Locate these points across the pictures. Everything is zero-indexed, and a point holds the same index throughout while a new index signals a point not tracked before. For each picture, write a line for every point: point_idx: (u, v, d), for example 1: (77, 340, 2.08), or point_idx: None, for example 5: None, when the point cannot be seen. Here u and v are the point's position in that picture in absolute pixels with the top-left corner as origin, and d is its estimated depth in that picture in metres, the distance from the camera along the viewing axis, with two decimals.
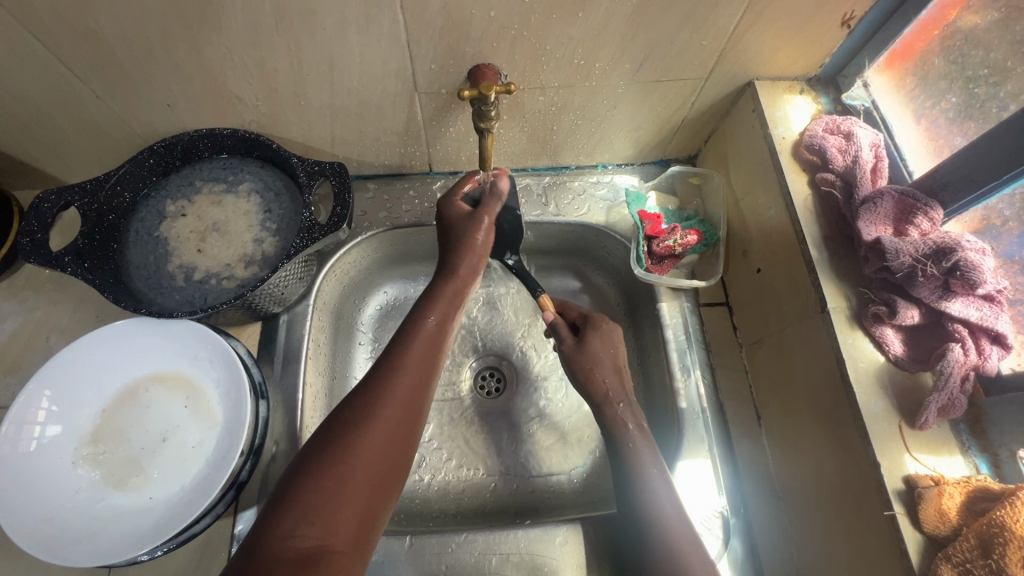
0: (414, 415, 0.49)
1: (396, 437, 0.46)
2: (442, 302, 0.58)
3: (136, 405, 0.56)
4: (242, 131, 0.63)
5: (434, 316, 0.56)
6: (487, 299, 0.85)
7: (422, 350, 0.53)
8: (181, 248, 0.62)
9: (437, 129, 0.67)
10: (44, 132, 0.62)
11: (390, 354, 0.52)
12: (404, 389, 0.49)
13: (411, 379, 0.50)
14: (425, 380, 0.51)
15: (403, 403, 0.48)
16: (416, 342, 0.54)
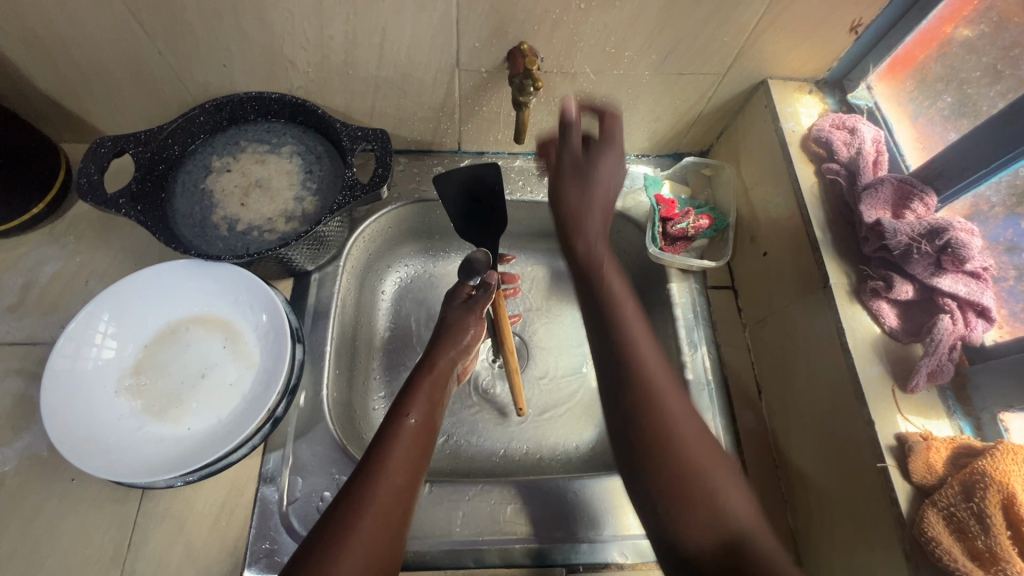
0: (395, 519, 0.49)
1: (374, 555, 0.46)
2: (421, 402, 0.59)
3: (177, 342, 0.59)
4: (290, 96, 0.67)
5: (415, 413, 0.57)
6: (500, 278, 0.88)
7: (402, 449, 0.54)
8: (225, 200, 0.65)
9: (472, 107, 0.72)
10: (102, 85, 0.65)
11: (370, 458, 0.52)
12: (385, 494, 0.50)
13: (390, 482, 0.51)
14: (405, 478, 0.52)
15: (382, 513, 0.49)
16: (398, 443, 0.54)
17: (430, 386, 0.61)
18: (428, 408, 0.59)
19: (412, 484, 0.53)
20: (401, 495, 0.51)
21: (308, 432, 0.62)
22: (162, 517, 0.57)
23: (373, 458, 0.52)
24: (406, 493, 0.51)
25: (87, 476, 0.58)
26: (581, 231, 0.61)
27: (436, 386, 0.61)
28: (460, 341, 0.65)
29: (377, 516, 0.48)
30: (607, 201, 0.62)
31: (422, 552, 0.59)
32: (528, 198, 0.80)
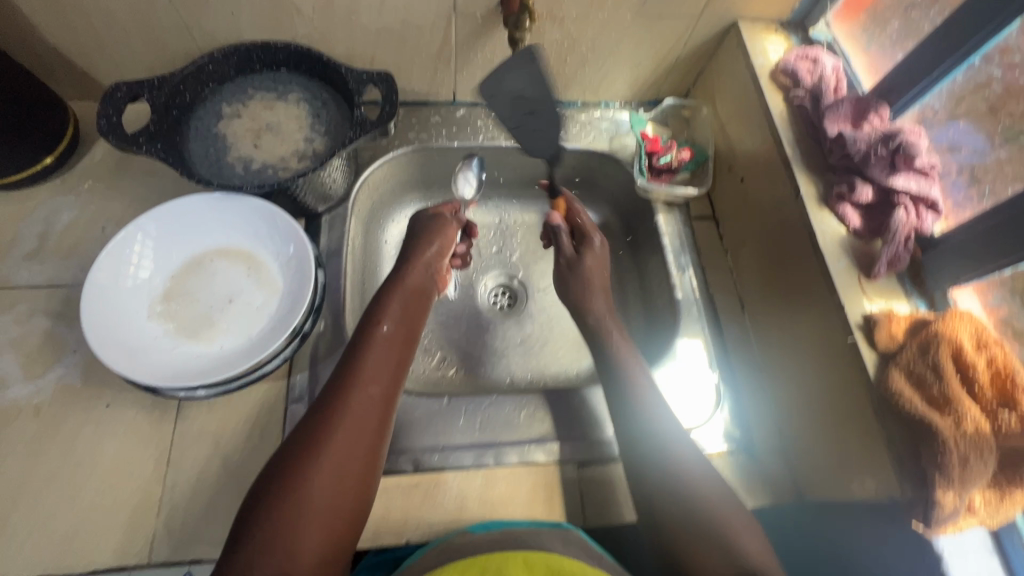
0: (375, 419, 0.54)
1: (356, 452, 0.51)
2: (394, 312, 0.63)
3: (202, 273, 0.62)
4: (295, 44, 0.70)
5: (387, 323, 0.62)
6: (497, 225, 0.94)
7: (379, 353, 0.59)
8: (238, 143, 0.68)
9: (467, 54, 0.76)
10: (109, 35, 0.68)
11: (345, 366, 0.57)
12: (363, 396, 0.54)
13: (366, 385, 0.55)
14: (382, 379, 0.57)
15: (360, 414, 0.53)
16: (372, 350, 0.59)
17: (405, 300, 0.66)
18: (403, 318, 0.64)
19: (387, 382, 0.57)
20: (379, 396, 0.55)
21: (329, 356, 0.65)
22: (198, 435, 0.60)
23: (347, 365, 0.57)
24: (386, 394, 0.56)
25: (123, 403, 0.61)
26: (588, 307, 0.72)
27: (412, 300, 0.66)
28: (428, 252, 0.70)
29: (357, 415, 0.53)
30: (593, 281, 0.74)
31: (448, 456, 0.63)
32: (521, 143, 0.85)
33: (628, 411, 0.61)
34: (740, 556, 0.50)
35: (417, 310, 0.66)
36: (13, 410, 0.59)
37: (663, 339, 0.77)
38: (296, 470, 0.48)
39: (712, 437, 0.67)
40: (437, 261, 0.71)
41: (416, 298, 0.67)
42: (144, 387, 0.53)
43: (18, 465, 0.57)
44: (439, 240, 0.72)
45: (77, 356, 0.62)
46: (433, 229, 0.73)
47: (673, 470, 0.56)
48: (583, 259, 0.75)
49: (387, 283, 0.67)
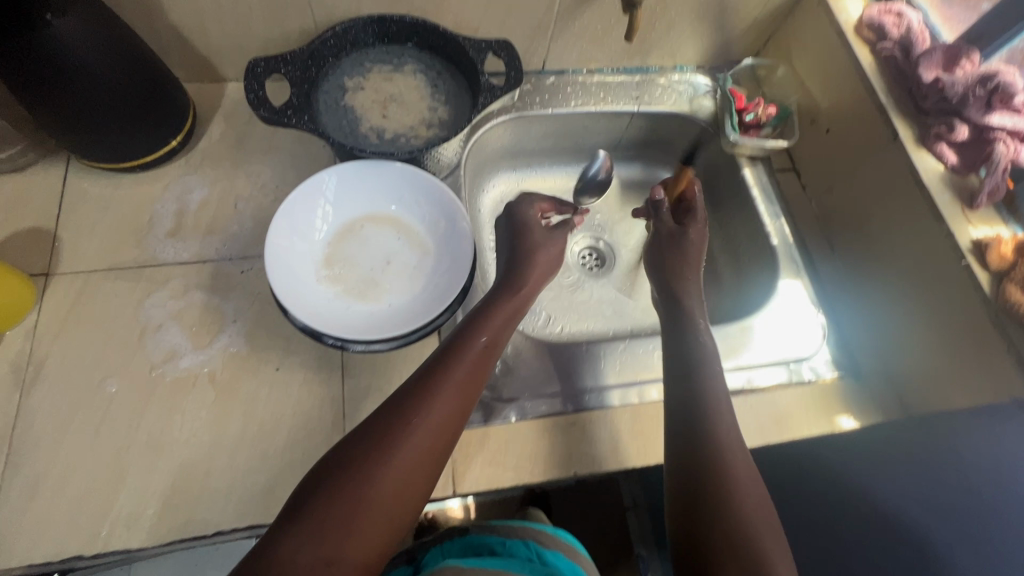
0: (443, 438, 0.52)
1: (422, 467, 0.50)
2: (493, 326, 0.60)
3: (356, 238, 0.65)
4: (410, 16, 0.72)
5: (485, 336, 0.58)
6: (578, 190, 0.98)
7: (468, 369, 0.55)
8: (367, 114, 0.70)
9: (566, 22, 0.80)
10: (234, 13, 0.69)
11: (431, 370, 0.55)
12: (438, 412, 0.52)
13: (445, 399, 0.52)
14: (462, 399, 0.54)
15: (435, 430, 0.51)
16: (465, 360, 0.56)
17: (501, 316, 0.61)
18: (495, 332, 0.59)
19: (470, 401, 0.55)
20: (452, 413, 0.53)
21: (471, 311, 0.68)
22: (368, 391, 0.63)
23: (435, 371, 0.54)
24: (459, 412, 0.53)
25: (290, 366, 0.64)
26: (683, 295, 0.72)
27: (506, 316, 0.61)
28: (535, 267, 0.67)
29: (427, 431, 0.50)
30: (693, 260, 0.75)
31: (596, 396, 0.68)
32: (609, 108, 0.89)
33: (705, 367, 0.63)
34: (747, 504, 0.52)
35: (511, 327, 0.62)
36: (191, 377, 0.62)
37: (760, 283, 0.82)
38: (347, 472, 0.47)
39: (823, 364, 0.74)
40: (537, 282, 0.67)
41: (512, 316, 0.62)
42: (333, 343, 0.56)
43: (203, 428, 0.60)
44: (541, 257, 0.68)
45: (239, 326, 0.65)
46: (533, 241, 0.69)
47: (712, 442, 0.56)
48: (687, 233, 0.77)
49: (493, 291, 0.64)
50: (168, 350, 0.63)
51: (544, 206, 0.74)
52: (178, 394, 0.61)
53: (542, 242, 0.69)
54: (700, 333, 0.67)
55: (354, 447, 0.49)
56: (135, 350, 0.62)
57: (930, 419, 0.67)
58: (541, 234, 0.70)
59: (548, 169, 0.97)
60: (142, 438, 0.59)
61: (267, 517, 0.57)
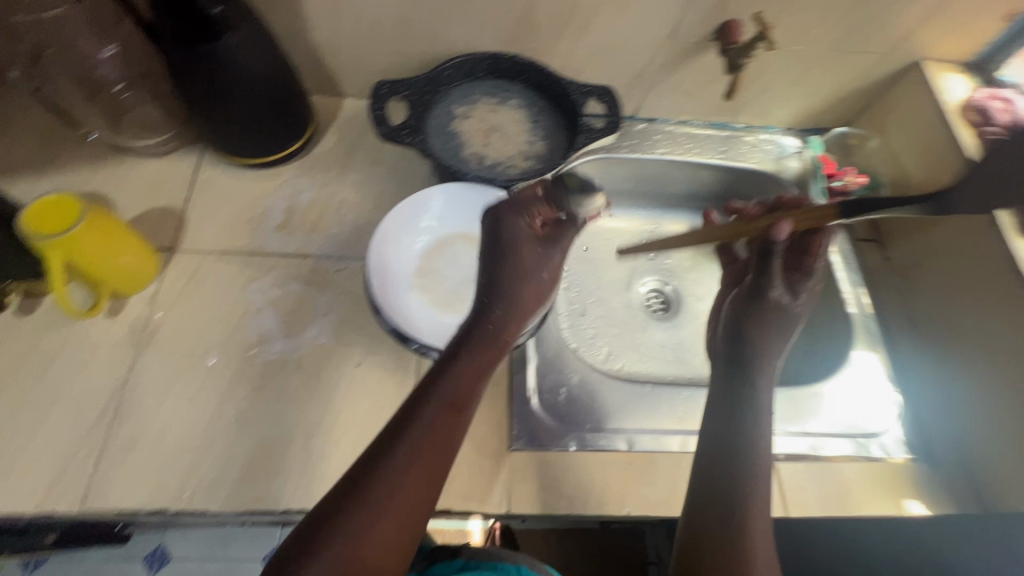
0: (418, 496, 0.46)
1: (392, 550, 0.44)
2: (468, 380, 0.52)
3: (447, 253, 0.69)
4: (521, 57, 0.78)
5: (449, 395, 0.51)
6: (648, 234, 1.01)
7: (442, 423, 0.49)
8: (471, 141, 0.76)
9: (664, 75, 0.83)
10: (367, 41, 0.77)
11: (383, 444, 0.48)
12: (410, 474, 0.46)
13: (409, 469, 0.46)
14: (437, 450, 0.48)
15: (401, 509, 0.45)
16: (421, 424, 0.49)
17: (475, 367, 0.54)
18: (465, 382, 0.52)
19: (440, 467, 0.48)
20: (421, 483, 0.47)
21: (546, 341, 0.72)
22: None
23: (388, 446, 0.47)
24: (435, 470, 0.48)
25: (368, 364, 0.67)
26: (754, 365, 0.64)
27: (482, 355, 0.55)
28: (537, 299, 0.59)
29: (398, 495, 0.45)
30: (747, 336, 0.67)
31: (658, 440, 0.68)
32: (695, 159, 0.92)
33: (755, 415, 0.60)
34: None
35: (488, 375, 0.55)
36: (279, 361, 0.66)
37: (832, 351, 0.81)
38: (305, 551, 0.42)
39: (894, 444, 0.71)
40: (507, 316, 0.58)
41: (490, 357, 0.55)
42: (417, 349, 0.61)
43: (285, 411, 0.64)
44: (534, 281, 0.60)
45: (327, 320, 0.69)
46: (528, 264, 0.60)
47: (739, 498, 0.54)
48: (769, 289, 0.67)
49: (472, 340, 0.56)
50: (264, 333, 0.68)
51: (540, 212, 0.61)
52: (267, 375, 0.65)
53: (540, 264, 0.61)
54: (759, 385, 0.63)
55: (319, 525, 0.43)
56: (235, 329, 0.68)
57: (998, 518, 0.64)
58: (534, 257, 0.61)
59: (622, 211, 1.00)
60: (230, 411, 0.63)
61: None
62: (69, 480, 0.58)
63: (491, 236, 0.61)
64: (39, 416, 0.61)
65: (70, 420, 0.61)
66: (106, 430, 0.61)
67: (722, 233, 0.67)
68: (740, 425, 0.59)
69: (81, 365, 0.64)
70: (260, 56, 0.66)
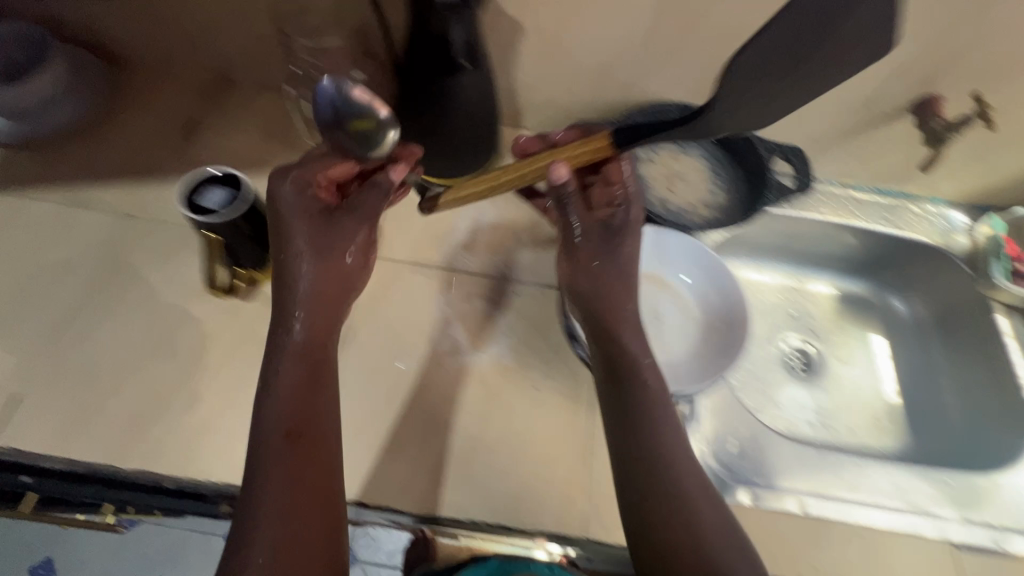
0: (308, 501, 0.51)
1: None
2: (281, 406, 0.55)
3: (633, 290, 0.72)
4: (708, 108, 0.80)
5: (286, 425, 0.54)
6: (790, 290, 1.00)
7: (283, 452, 0.53)
8: (655, 185, 0.79)
9: (845, 140, 0.85)
10: (566, 82, 0.82)
11: (266, 476, 0.51)
12: (287, 492, 0.51)
13: (275, 497, 0.50)
14: (316, 470, 0.53)
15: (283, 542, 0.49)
16: (288, 458, 0.52)
17: (293, 374, 0.57)
18: (300, 406, 0.56)
19: (305, 495, 0.51)
20: (299, 519, 0.50)
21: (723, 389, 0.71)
22: None
23: (256, 480, 0.51)
24: (316, 482, 0.52)
25: (549, 388, 0.70)
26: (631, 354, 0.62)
27: (306, 376, 0.58)
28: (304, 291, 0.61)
29: (285, 497, 0.50)
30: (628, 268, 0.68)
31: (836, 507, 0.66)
32: (858, 223, 0.91)
33: (618, 368, 0.60)
34: None
35: (312, 399, 0.56)
36: (467, 373, 0.70)
37: (1006, 437, 0.80)
38: (244, 541, 0.48)
39: None
40: (317, 318, 0.62)
41: (312, 373, 0.58)
42: None
43: (470, 421, 0.67)
44: (330, 258, 0.62)
45: (508, 340, 0.73)
46: (310, 241, 0.62)
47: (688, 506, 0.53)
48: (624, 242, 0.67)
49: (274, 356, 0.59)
50: (452, 344, 0.72)
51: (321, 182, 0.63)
52: (454, 385, 0.69)
53: (343, 238, 0.63)
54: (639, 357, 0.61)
55: (241, 521, 0.49)
56: (427, 336, 0.72)
57: None
58: (336, 230, 0.63)
59: (764, 266, 1.00)
60: (421, 415, 0.67)
61: (515, 520, 0.62)
62: None
63: (271, 211, 0.63)
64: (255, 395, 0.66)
65: None
66: None
67: (505, 178, 0.63)
68: (648, 451, 0.56)
69: None
70: (482, 96, 0.72)
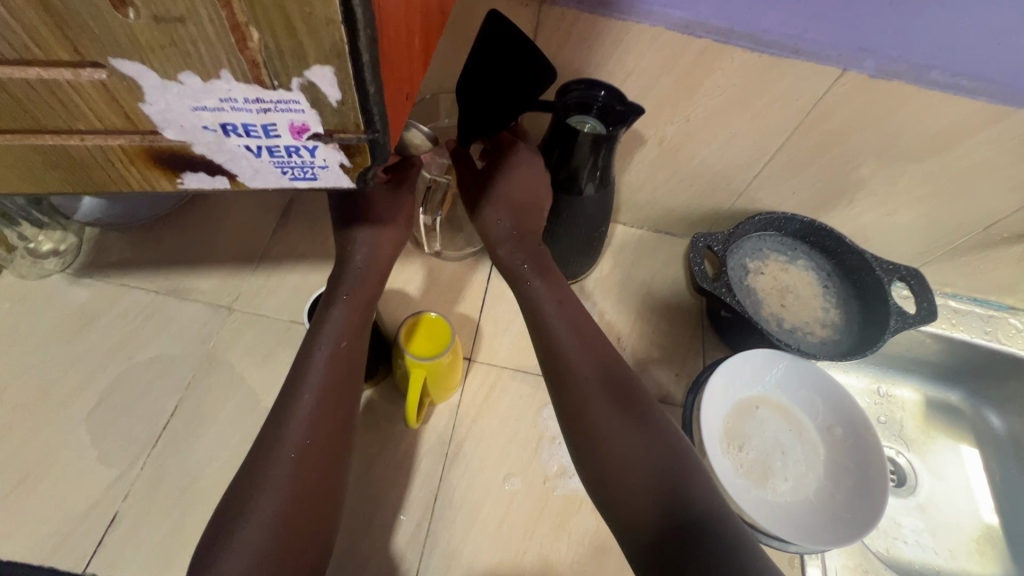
0: (302, 507, 0.48)
1: (304, 487, 0.48)
2: (334, 318, 0.57)
3: (754, 417, 0.69)
4: (820, 222, 0.79)
5: (331, 333, 0.56)
6: (875, 397, 0.96)
7: (329, 380, 0.54)
8: (768, 300, 0.77)
9: (952, 255, 0.83)
10: (676, 187, 0.79)
11: (299, 369, 0.54)
12: (311, 429, 0.51)
13: (311, 396, 0.52)
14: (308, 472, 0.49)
15: (309, 439, 0.50)
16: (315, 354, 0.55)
17: (327, 364, 0.54)
18: (356, 335, 0.57)
19: (337, 400, 0.53)
20: (304, 407, 0.52)
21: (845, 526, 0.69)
22: None
23: (296, 376, 0.54)
24: (311, 466, 0.49)
25: None
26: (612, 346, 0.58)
27: (326, 376, 0.54)
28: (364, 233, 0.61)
29: (293, 465, 0.48)
30: (520, 204, 0.64)
31: None
32: (963, 336, 0.91)
33: (558, 370, 0.57)
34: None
35: (365, 318, 0.59)
36: (577, 499, 0.66)
37: None
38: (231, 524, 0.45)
39: None
40: (380, 249, 0.62)
41: (345, 371, 0.55)
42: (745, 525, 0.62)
43: (585, 557, 0.63)
44: (395, 209, 0.62)
45: None
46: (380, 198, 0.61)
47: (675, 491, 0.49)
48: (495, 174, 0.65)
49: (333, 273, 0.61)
50: (560, 465, 0.68)
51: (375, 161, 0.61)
52: (566, 515, 0.65)
53: (398, 215, 0.63)
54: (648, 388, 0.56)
55: (235, 504, 0.46)
56: (533, 455, 0.69)
57: None
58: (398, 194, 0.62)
59: (852, 370, 0.96)
60: (534, 549, 0.63)
61: None
62: None
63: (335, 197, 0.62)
64: (361, 520, 0.63)
65: (390, 530, 0.63)
66: (423, 546, 0.62)
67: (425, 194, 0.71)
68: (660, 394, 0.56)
69: (398, 471, 0.66)
70: (600, 212, 0.69)
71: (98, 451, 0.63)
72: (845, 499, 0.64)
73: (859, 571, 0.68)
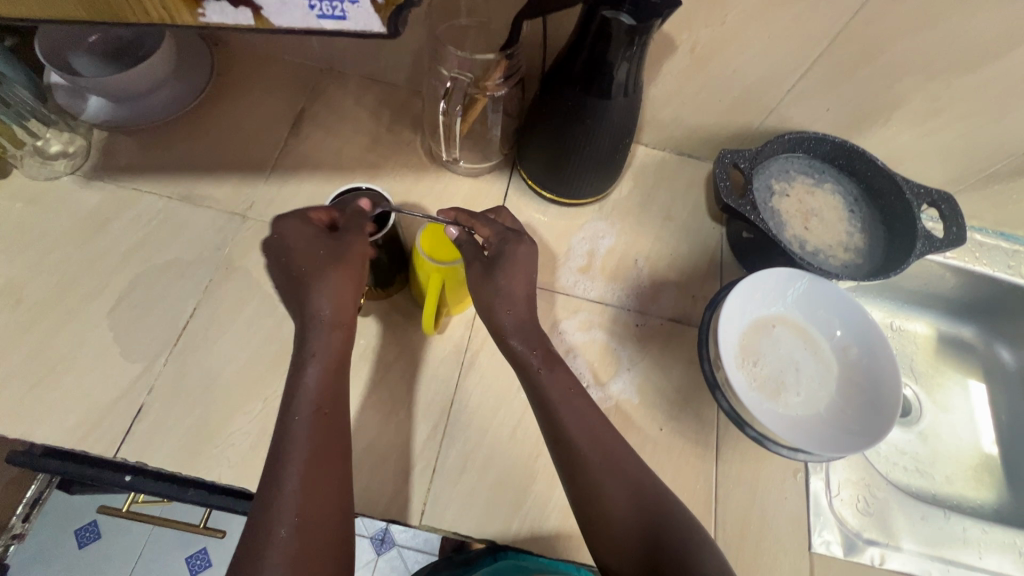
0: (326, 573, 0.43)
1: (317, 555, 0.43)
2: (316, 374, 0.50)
3: (770, 335, 0.69)
4: (852, 143, 0.76)
5: (313, 395, 0.49)
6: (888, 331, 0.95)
7: (317, 434, 0.47)
8: (791, 221, 0.75)
9: (982, 183, 0.81)
10: (704, 105, 0.76)
11: (280, 434, 0.47)
12: (309, 488, 0.45)
13: (300, 460, 0.45)
14: (321, 530, 0.44)
15: (310, 503, 0.44)
16: (299, 413, 0.48)
17: (310, 428, 0.47)
18: (335, 388, 0.51)
19: (330, 458, 0.47)
20: (296, 472, 0.45)
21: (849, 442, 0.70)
22: (743, 483, 0.65)
23: (278, 444, 0.46)
24: (316, 532, 0.43)
25: (672, 430, 0.66)
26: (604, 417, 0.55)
27: (318, 435, 0.47)
28: (321, 294, 0.51)
29: (297, 532, 0.42)
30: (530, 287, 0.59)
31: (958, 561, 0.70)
32: (984, 270, 0.89)
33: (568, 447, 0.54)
34: None
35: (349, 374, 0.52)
36: None
37: None
38: None
39: None
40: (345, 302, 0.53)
41: (331, 431, 0.48)
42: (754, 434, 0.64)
43: None
44: (350, 268, 0.53)
45: (633, 375, 0.69)
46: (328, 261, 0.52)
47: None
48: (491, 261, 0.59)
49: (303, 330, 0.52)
50: None
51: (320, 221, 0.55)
52: None
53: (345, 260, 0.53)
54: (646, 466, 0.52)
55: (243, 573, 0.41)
56: None
57: None
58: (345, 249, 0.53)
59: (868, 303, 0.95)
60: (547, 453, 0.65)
61: None
62: (408, 492, 0.61)
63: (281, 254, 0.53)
64: (378, 420, 0.64)
65: (407, 431, 0.64)
66: (440, 445, 0.64)
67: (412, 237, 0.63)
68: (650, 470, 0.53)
69: (415, 378, 0.67)
70: (625, 122, 0.65)
71: (119, 348, 0.63)
72: (856, 414, 0.64)
73: (861, 485, 0.71)
